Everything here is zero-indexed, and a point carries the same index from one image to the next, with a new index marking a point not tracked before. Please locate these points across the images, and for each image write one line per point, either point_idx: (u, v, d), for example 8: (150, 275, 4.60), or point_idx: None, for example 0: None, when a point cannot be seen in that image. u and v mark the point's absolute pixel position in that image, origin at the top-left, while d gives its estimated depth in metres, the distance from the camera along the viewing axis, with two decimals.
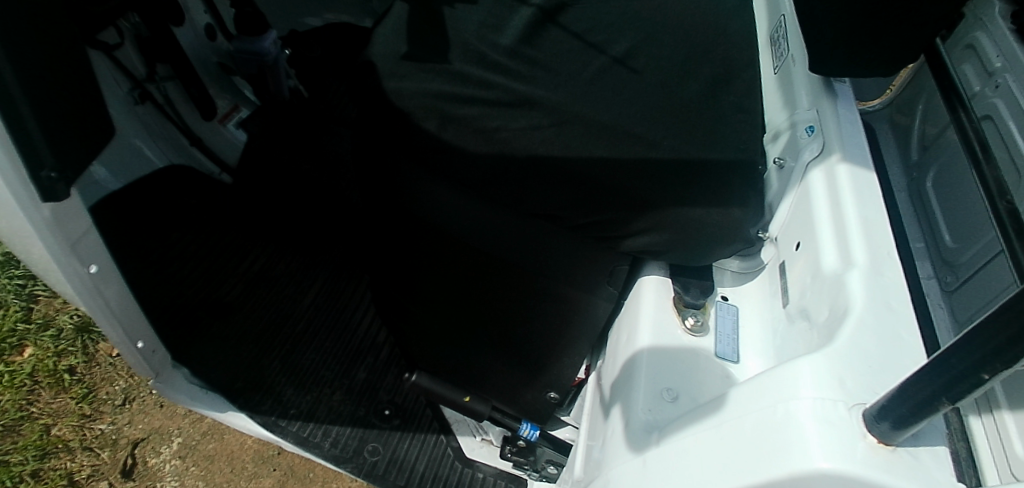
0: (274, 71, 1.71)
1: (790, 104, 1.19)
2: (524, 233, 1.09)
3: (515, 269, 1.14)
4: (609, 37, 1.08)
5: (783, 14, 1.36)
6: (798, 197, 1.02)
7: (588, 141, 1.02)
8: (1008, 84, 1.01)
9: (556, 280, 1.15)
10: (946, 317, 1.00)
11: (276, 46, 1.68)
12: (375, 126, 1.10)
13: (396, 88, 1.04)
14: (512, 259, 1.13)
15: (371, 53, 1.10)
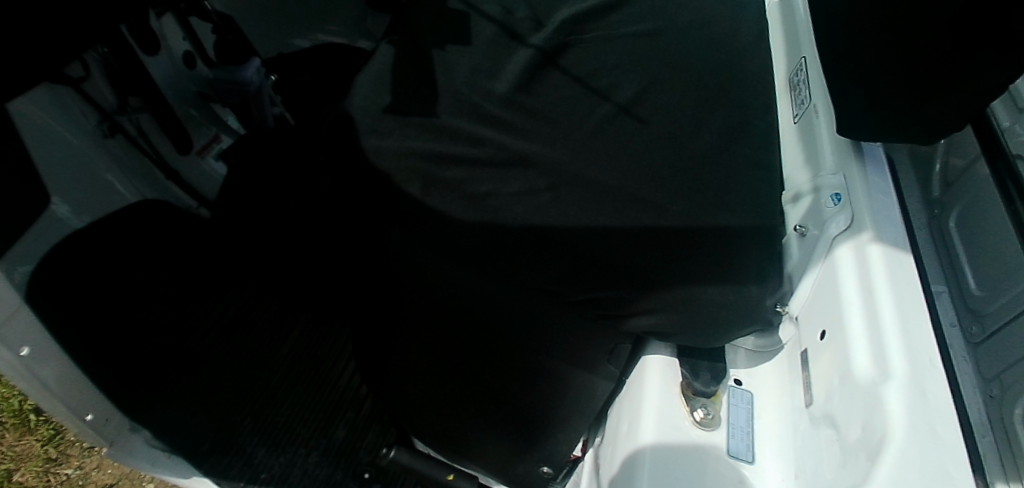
0: (258, 100, 1.60)
1: (812, 162, 1.08)
2: (510, 305, 0.97)
3: (507, 339, 1.00)
4: (612, 86, 1.12)
5: (803, 55, 1.26)
6: (822, 276, 0.91)
7: (586, 208, 0.94)
8: None
9: (552, 354, 1.02)
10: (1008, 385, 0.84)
11: (259, 74, 1.57)
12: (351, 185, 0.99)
13: (377, 146, 0.95)
14: (504, 329, 1.00)
15: (348, 104, 1.00)
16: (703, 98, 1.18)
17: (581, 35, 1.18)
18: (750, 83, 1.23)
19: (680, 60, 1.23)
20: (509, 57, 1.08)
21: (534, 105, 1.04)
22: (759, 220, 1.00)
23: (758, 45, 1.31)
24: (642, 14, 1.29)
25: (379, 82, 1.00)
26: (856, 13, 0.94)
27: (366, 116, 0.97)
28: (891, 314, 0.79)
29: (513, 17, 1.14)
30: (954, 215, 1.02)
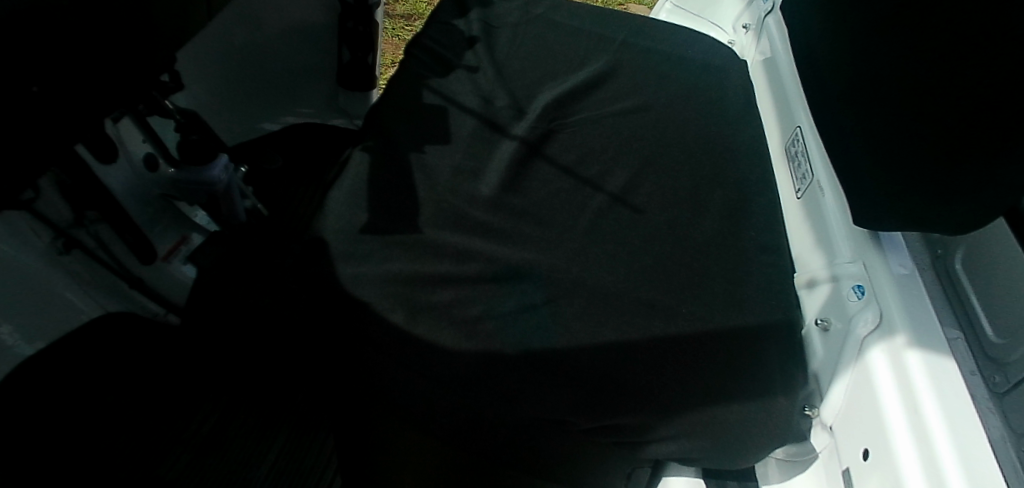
0: (228, 197, 1.40)
1: (824, 244, 1.02)
2: (508, 448, 0.79)
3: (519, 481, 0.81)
4: (605, 176, 1.07)
5: (799, 126, 1.22)
6: (856, 382, 0.84)
7: (591, 320, 0.86)
8: None
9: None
10: None
11: (229, 171, 1.36)
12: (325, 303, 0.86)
13: (354, 273, 0.87)
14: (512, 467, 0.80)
15: (324, 222, 0.93)
16: (698, 178, 1.12)
17: (564, 120, 1.16)
18: (745, 159, 1.17)
19: (667, 140, 1.18)
20: (491, 153, 1.04)
21: (523, 206, 0.98)
22: (778, 316, 0.92)
23: (749, 113, 1.27)
24: (623, 93, 1.25)
25: (351, 202, 0.95)
26: (875, 98, 0.92)
27: (344, 237, 0.91)
28: (938, 432, 0.71)
29: (493, 110, 1.12)
30: (959, 257, 0.86)
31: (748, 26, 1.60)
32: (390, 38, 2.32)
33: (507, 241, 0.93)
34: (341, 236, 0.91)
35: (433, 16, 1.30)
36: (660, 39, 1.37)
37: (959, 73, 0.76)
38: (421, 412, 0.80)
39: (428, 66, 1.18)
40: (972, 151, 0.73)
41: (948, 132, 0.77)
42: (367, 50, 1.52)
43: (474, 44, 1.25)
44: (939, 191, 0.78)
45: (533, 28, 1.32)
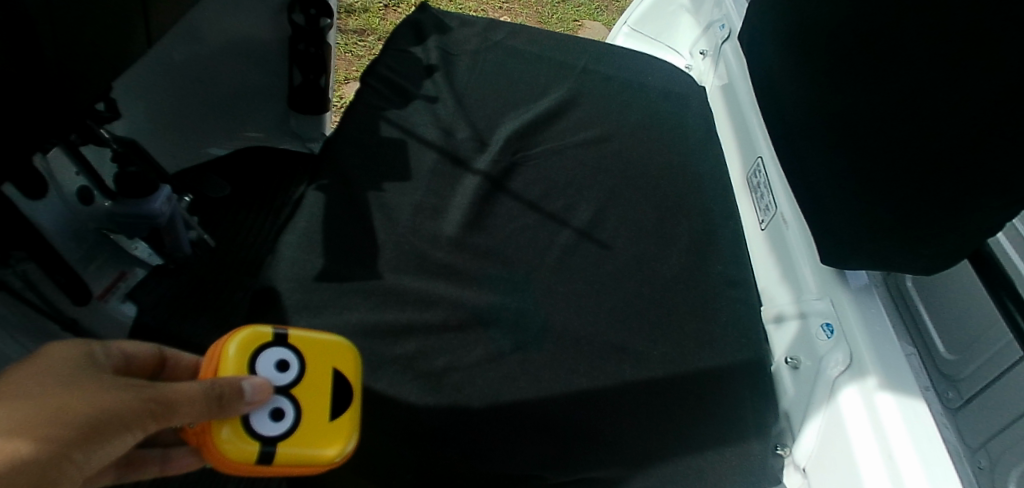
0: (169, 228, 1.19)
1: (790, 279, 1.01)
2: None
3: None
4: (570, 211, 1.06)
5: (760, 155, 1.19)
6: (830, 426, 0.82)
7: (560, 367, 0.84)
8: None
9: None
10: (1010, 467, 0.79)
11: (171, 203, 1.16)
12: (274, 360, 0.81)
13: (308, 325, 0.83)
14: None
15: (275, 269, 0.88)
16: (664, 209, 1.11)
17: (528, 151, 1.14)
18: (709, 189, 1.17)
19: (631, 171, 1.17)
20: (454, 189, 1.02)
21: (488, 244, 0.96)
22: (744, 355, 0.92)
23: (710, 141, 1.26)
24: (586, 121, 1.23)
25: (304, 248, 0.90)
26: (831, 134, 0.92)
27: (299, 286, 0.86)
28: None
29: (455, 142, 1.10)
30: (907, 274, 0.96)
31: (706, 52, 1.48)
32: (343, 53, 2.24)
33: (471, 284, 0.91)
34: (292, 284, 0.86)
35: (387, 43, 1.25)
36: (619, 67, 1.36)
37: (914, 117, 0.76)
38: (382, 479, 0.75)
39: (385, 96, 1.15)
40: (937, 204, 0.73)
41: (911, 181, 0.76)
42: (320, 71, 1.34)
43: (432, 72, 1.21)
44: (907, 236, 0.78)
45: (493, 54, 1.29)
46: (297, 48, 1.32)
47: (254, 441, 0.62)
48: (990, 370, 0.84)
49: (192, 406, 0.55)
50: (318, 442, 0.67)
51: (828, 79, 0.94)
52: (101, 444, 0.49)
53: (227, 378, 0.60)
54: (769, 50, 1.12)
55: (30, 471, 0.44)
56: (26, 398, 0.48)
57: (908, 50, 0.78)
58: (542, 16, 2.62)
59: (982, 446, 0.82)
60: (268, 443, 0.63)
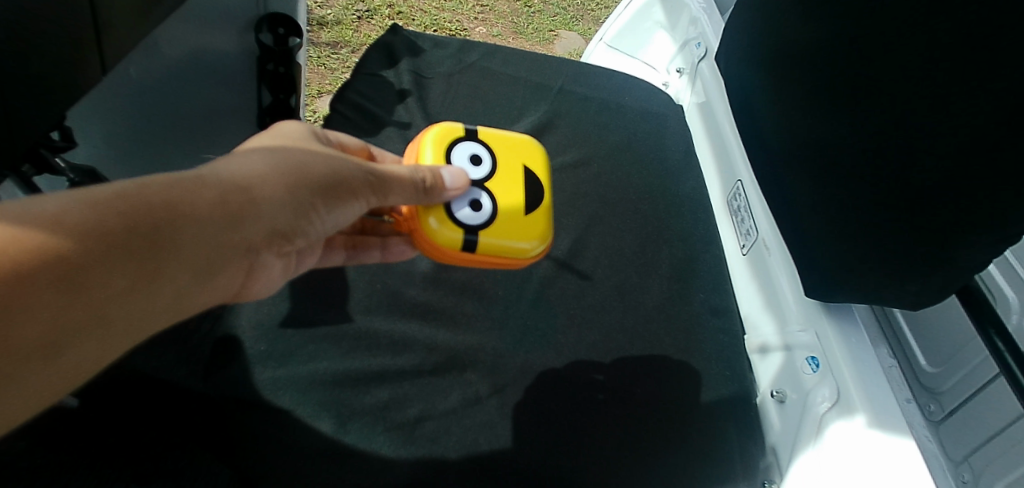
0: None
1: (772, 306, 0.97)
2: None
3: None
4: (549, 242, 1.04)
5: (739, 178, 1.14)
6: (820, 465, 0.79)
7: (540, 411, 0.82)
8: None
9: None
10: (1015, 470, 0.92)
11: None
12: (228, 419, 0.75)
13: (272, 377, 0.78)
14: None
15: (238, 315, 0.84)
16: (645, 236, 1.09)
17: None
18: (691, 213, 1.15)
19: (612, 196, 1.14)
20: None
21: (465, 279, 0.94)
22: (727, 390, 0.90)
23: (689, 163, 1.24)
24: (564, 145, 1.21)
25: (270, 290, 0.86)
26: (808, 165, 0.91)
27: (264, 334, 0.82)
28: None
29: None
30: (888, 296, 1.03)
31: (683, 69, 1.44)
32: (316, 67, 2.18)
33: (446, 323, 0.88)
34: (257, 330, 0.82)
35: (358, 67, 1.22)
36: (597, 86, 1.34)
37: (894, 146, 0.75)
38: None
39: (355, 124, 1.12)
40: (924, 238, 0.71)
41: (898, 214, 0.74)
42: (291, 91, 1.27)
43: (405, 98, 1.19)
44: (895, 269, 0.76)
45: (469, 77, 1.26)
46: (265, 68, 1.25)
47: (459, 229, 0.79)
48: (970, 386, 0.97)
49: (405, 187, 0.72)
50: (505, 237, 0.81)
51: (806, 106, 0.92)
52: (346, 189, 0.66)
53: (430, 169, 0.77)
54: (745, 74, 1.11)
55: (270, 188, 0.60)
56: (275, 148, 0.64)
57: (889, 78, 0.76)
58: (518, 26, 2.59)
59: (965, 459, 0.96)
60: (469, 229, 0.79)
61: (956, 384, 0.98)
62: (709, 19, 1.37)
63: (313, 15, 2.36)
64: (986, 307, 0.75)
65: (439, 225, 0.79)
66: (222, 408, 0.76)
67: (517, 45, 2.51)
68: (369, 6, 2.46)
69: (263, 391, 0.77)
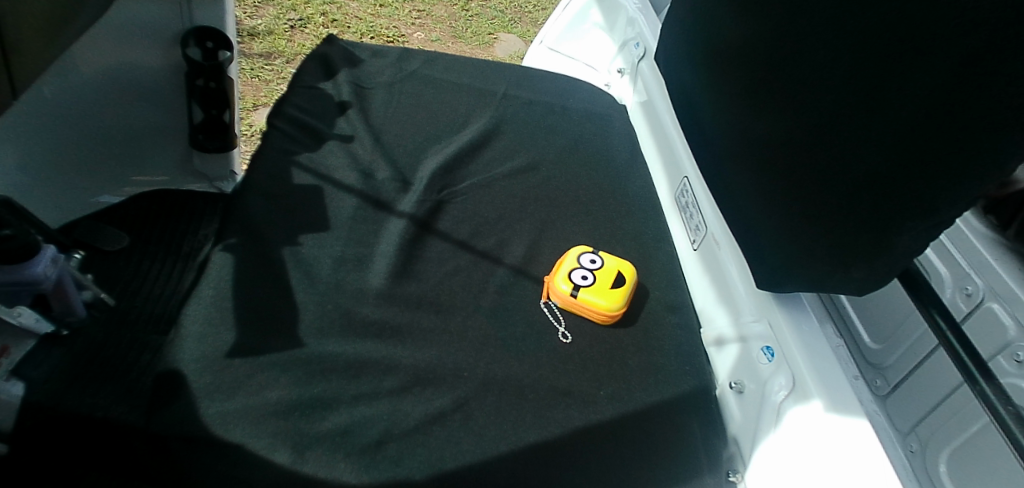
0: (60, 295, 0.84)
1: (725, 299, 0.98)
2: None
3: None
4: (503, 249, 1.03)
5: (686, 175, 1.15)
6: (781, 453, 0.79)
7: (506, 422, 0.81)
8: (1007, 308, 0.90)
9: None
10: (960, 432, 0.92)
11: (55, 266, 0.82)
12: (176, 461, 0.71)
13: (220, 410, 0.74)
14: None
15: (181, 348, 0.80)
16: (598, 238, 1.09)
17: (454, 187, 1.10)
18: (641, 212, 1.16)
19: (562, 199, 1.14)
20: (378, 236, 0.98)
21: (420, 293, 0.93)
22: (686, 386, 0.90)
23: (635, 163, 1.25)
24: (511, 150, 1.21)
25: (212, 320, 0.82)
26: (747, 160, 0.93)
27: (207, 368, 0.78)
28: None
29: (376, 184, 1.05)
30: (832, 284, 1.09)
31: (623, 70, 1.46)
32: (249, 79, 2.08)
33: (402, 340, 0.86)
34: (199, 364, 0.78)
35: (296, 79, 1.19)
36: (539, 91, 1.35)
37: (828, 138, 0.76)
38: None
39: (295, 140, 1.08)
40: (860, 222, 0.70)
41: (832, 203, 0.74)
42: (225, 106, 1.21)
43: (346, 109, 1.16)
44: (838, 259, 0.74)
45: (410, 85, 1.26)
46: (195, 83, 1.16)
47: (570, 283, 0.95)
48: (915, 357, 0.99)
49: None
50: (609, 300, 0.94)
51: (743, 104, 0.95)
52: None
53: None
54: (683, 71, 1.13)
55: None
56: None
57: (827, 75, 0.77)
58: (456, 31, 2.57)
59: (913, 430, 0.98)
60: (577, 284, 0.95)
61: (901, 357, 1.01)
62: (646, 19, 1.40)
63: (243, 26, 2.28)
64: (926, 287, 0.78)
65: (567, 271, 0.98)
66: (167, 448, 0.71)
67: (456, 48, 2.47)
68: (301, 16, 2.41)
69: (210, 427, 0.73)
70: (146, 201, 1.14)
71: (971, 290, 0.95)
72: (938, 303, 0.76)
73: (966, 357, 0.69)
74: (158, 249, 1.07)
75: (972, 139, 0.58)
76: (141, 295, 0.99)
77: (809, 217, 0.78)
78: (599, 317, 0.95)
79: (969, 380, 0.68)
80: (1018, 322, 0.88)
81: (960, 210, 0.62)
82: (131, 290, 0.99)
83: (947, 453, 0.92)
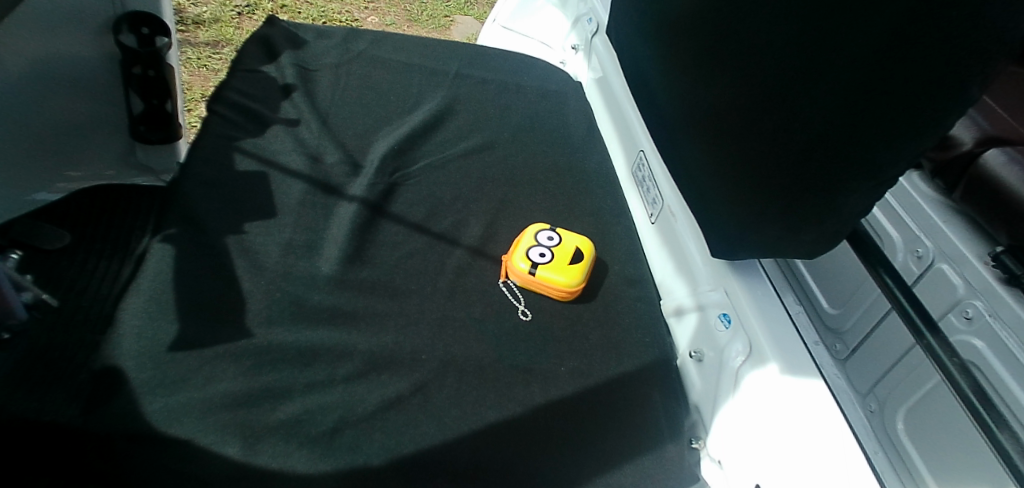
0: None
1: (683, 270, 0.98)
2: None
3: None
4: (460, 230, 1.01)
5: (642, 148, 1.13)
6: (741, 417, 0.79)
7: (465, 402, 0.80)
8: (955, 265, 0.92)
9: None
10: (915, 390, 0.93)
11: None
12: (118, 461, 0.67)
13: (164, 405, 0.72)
14: None
15: (121, 343, 0.76)
16: (556, 214, 1.09)
17: (407, 169, 1.08)
18: (598, 188, 1.15)
19: (518, 177, 1.13)
20: (329, 220, 0.96)
21: (374, 277, 0.91)
22: (644, 358, 0.91)
23: (590, 139, 1.25)
24: (465, 130, 1.19)
25: (153, 314, 0.79)
26: (692, 130, 0.93)
27: (149, 363, 0.75)
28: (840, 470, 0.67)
29: (325, 168, 1.03)
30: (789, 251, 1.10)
31: (577, 47, 1.43)
32: (196, 69, 1.99)
33: (357, 326, 0.84)
34: (140, 359, 0.75)
35: (236, 63, 1.15)
36: (491, 69, 1.34)
37: (770, 103, 0.75)
38: None
39: (237, 125, 1.05)
40: (805, 186, 0.70)
41: (777, 167, 0.73)
42: (166, 95, 1.17)
43: (291, 92, 1.14)
44: (787, 224, 0.74)
45: (357, 67, 1.24)
46: (132, 71, 1.13)
47: (528, 261, 0.94)
48: (871, 318, 1.01)
49: None
50: (568, 276, 0.93)
51: (687, 71, 0.95)
52: None
53: None
54: (631, 42, 1.13)
55: None
56: None
57: (768, 38, 0.76)
58: (411, 14, 2.52)
59: (871, 390, 0.99)
60: (535, 262, 0.94)
61: (858, 319, 1.03)
62: None
63: (188, 14, 2.19)
64: (872, 248, 0.78)
65: (525, 250, 0.96)
66: (109, 446, 0.68)
67: (411, 32, 2.42)
68: (249, 2, 2.33)
69: (154, 424, 0.70)
70: (85, 197, 1.04)
71: (922, 253, 0.96)
72: (886, 263, 0.77)
73: (914, 314, 0.70)
74: (104, 246, 0.98)
75: (914, 98, 0.58)
76: (89, 296, 0.89)
77: (754, 182, 0.77)
78: (559, 294, 0.94)
79: (917, 335, 0.69)
80: (967, 280, 0.90)
81: (902, 168, 0.62)
82: (76, 292, 0.89)
83: (903, 410, 0.93)
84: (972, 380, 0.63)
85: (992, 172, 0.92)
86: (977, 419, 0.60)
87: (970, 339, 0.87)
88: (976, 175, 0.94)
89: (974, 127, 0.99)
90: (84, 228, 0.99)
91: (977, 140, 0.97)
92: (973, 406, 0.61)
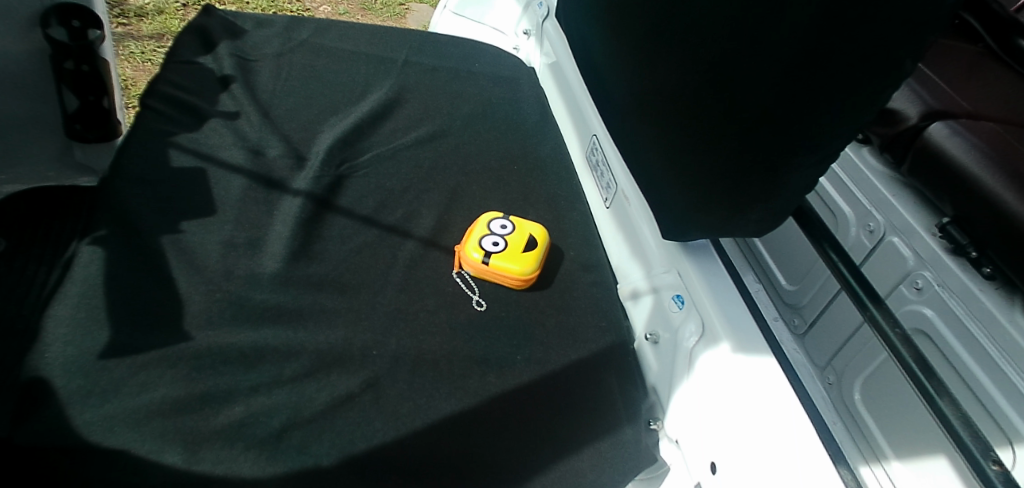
0: None
1: (638, 252, 0.97)
2: None
3: None
4: (411, 222, 0.99)
5: (594, 132, 1.12)
6: (697, 398, 0.79)
7: (418, 397, 0.78)
8: (904, 235, 0.93)
9: None
10: (871, 361, 0.94)
11: None
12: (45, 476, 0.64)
13: (97, 414, 0.69)
14: None
15: (46, 353, 0.73)
16: (510, 201, 1.07)
17: (355, 161, 1.06)
18: (552, 174, 1.14)
19: (470, 166, 1.11)
20: (273, 216, 0.93)
21: (322, 273, 0.88)
22: (600, 343, 0.90)
23: (545, 125, 1.23)
24: (415, 119, 1.17)
25: (83, 320, 0.76)
26: (637, 112, 0.92)
27: (80, 372, 0.72)
28: (799, 442, 0.66)
29: (267, 161, 1.00)
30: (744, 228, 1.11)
31: (528, 31, 1.40)
32: (140, 63, 1.90)
33: (303, 323, 0.82)
34: (70, 368, 0.72)
35: (169, 54, 1.12)
36: (440, 56, 1.31)
37: (714, 82, 0.73)
38: None
39: (173, 119, 1.01)
40: (748, 164, 0.69)
41: (720, 147, 0.72)
42: (103, 92, 1.05)
43: (229, 84, 1.11)
44: (735, 203, 0.74)
45: (300, 56, 1.21)
46: (64, 67, 0.99)
47: (481, 250, 0.93)
48: (826, 294, 1.02)
49: None
50: (521, 264, 0.92)
51: (628, 52, 0.94)
52: None
53: None
54: (575, 24, 1.12)
55: None
56: None
57: (709, 14, 0.75)
58: (366, 2, 2.45)
59: (828, 363, 1.00)
60: (488, 251, 0.93)
61: (814, 295, 1.04)
62: None
63: (129, 6, 2.10)
64: (816, 225, 0.79)
65: (478, 240, 0.95)
66: (37, 460, 0.65)
67: (367, 21, 2.36)
68: None
69: (86, 436, 0.67)
70: (18, 201, 0.96)
71: (873, 226, 0.97)
72: (832, 239, 0.77)
73: (858, 287, 0.71)
74: (42, 251, 0.92)
75: (850, 73, 0.58)
76: (29, 303, 0.84)
77: (699, 160, 0.76)
78: (515, 282, 0.93)
79: (861, 308, 0.70)
80: (916, 252, 0.91)
81: (842, 143, 0.63)
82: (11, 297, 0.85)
83: (858, 382, 0.95)
84: (914, 350, 0.64)
85: (939, 145, 0.94)
86: (919, 388, 0.61)
87: (920, 309, 0.88)
88: (924, 148, 0.95)
89: (918, 101, 1.00)
90: (15, 233, 0.92)
91: (922, 114, 0.98)
92: (915, 375, 0.62)
